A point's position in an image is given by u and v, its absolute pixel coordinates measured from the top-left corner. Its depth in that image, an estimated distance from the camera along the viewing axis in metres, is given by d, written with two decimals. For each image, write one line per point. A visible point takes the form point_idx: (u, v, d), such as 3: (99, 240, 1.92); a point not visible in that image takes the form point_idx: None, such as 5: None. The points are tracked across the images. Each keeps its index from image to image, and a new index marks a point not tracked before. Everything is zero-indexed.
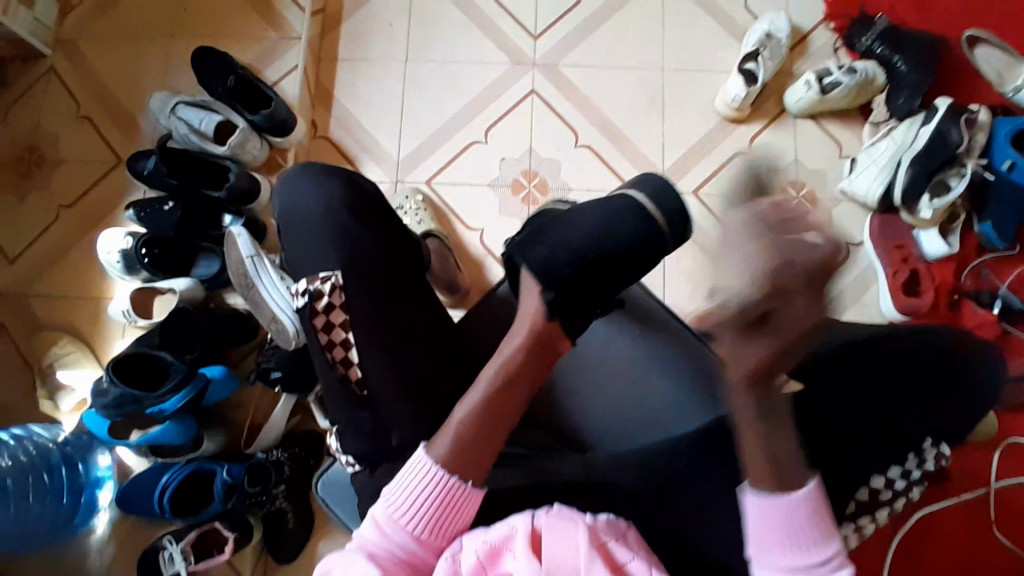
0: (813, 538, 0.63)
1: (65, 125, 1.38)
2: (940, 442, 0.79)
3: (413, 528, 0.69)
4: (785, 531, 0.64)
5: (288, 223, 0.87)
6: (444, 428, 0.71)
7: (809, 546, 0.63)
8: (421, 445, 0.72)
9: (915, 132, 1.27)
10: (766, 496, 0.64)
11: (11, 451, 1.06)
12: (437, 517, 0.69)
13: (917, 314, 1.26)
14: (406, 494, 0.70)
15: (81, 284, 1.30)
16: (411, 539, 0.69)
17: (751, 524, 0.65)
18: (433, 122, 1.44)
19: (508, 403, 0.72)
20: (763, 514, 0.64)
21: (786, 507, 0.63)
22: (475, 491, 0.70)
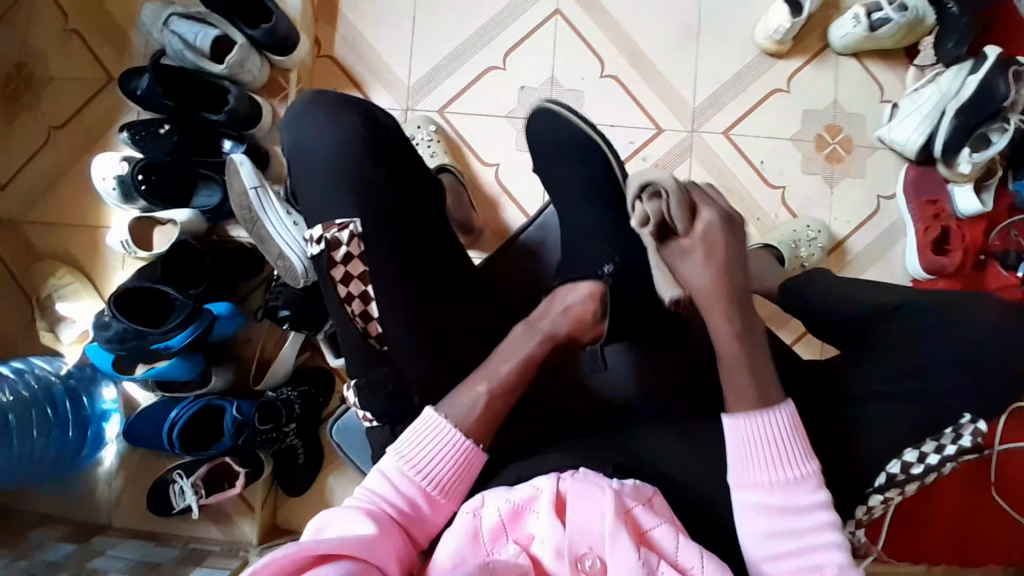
0: (792, 456, 0.68)
1: (49, 35, 1.26)
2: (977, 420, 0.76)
3: (424, 483, 0.68)
4: (767, 449, 0.68)
5: (303, 165, 0.79)
6: (464, 394, 0.72)
7: (791, 463, 0.68)
8: (433, 407, 0.72)
9: (962, 80, 1.17)
10: (746, 415, 0.69)
11: (12, 385, 1.04)
12: (448, 474, 0.69)
13: (943, 274, 1.22)
14: (420, 450, 0.70)
15: (77, 211, 1.23)
16: (419, 494, 0.68)
17: (731, 433, 0.69)
18: (448, 45, 1.33)
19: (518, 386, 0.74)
20: (735, 435, 0.69)
21: (764, 425, 0.69)
22: (482, 454, 0.72)
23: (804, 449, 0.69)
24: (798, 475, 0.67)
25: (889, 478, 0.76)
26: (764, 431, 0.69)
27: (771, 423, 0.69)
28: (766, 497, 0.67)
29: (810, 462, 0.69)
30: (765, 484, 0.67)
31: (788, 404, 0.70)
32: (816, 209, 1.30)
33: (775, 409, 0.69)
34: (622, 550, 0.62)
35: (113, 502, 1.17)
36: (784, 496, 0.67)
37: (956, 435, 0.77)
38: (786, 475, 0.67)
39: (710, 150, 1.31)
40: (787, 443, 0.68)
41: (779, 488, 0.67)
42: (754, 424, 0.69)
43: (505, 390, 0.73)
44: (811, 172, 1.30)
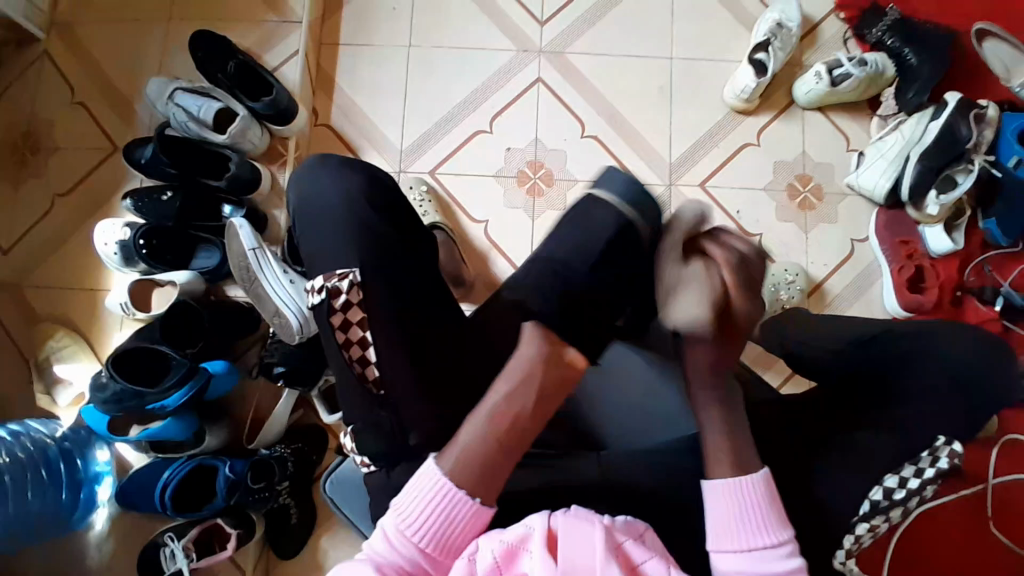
0: (766, 524, 0.68)
1: (58, 110, 1.34)
2: (953, 440, 0.77)
3: (421, 541, 0.68)
4: (742, 517, 0.68)
5: (307, 218, 0.84)
6: (453, 442, 0.69)
7: (767, 531, 0.68)
8: (431, 458, 0.70)
9: (924, 126, 1.26)
10: (725, 482, 0.70)
11: (8, 447, 1.04)
12: (447, 533, 0.68)
13: (921, 311, 1.27)
14: (415, 506, 0.68)
15: (77, 275, 1.26)
16: (419, 554, 0.68)
17: (713, 502, 0.70)
18: (439, 111, 1.41)
19: (515, 424, 0.68)
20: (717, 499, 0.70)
21: (743, 490, 0.69)
22: (486, 509, 0.68)
23: (780, 520, 0.69)
24: (775, 543, 0.67)
25: (872, 505, 0.74)
26: (744, 499, 0.69)
27: (747, 490, 0.69)
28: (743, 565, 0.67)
29: (785, 532, 0.68)
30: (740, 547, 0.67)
31: (763, 470, 0.70)
32: (794, 253, 1.35)
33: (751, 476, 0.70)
34: None
35: (101, 568, 1.14)
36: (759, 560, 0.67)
37: (933, 458, 0.76)
38: (762, 540, 0.67)
39: (689, 200, 1.37)
40: (761, 515, 0.68)
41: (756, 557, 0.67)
42: (733, 493, 0.70)
43: (500, 412, 0.68)
44: (786, 218, 1.36)
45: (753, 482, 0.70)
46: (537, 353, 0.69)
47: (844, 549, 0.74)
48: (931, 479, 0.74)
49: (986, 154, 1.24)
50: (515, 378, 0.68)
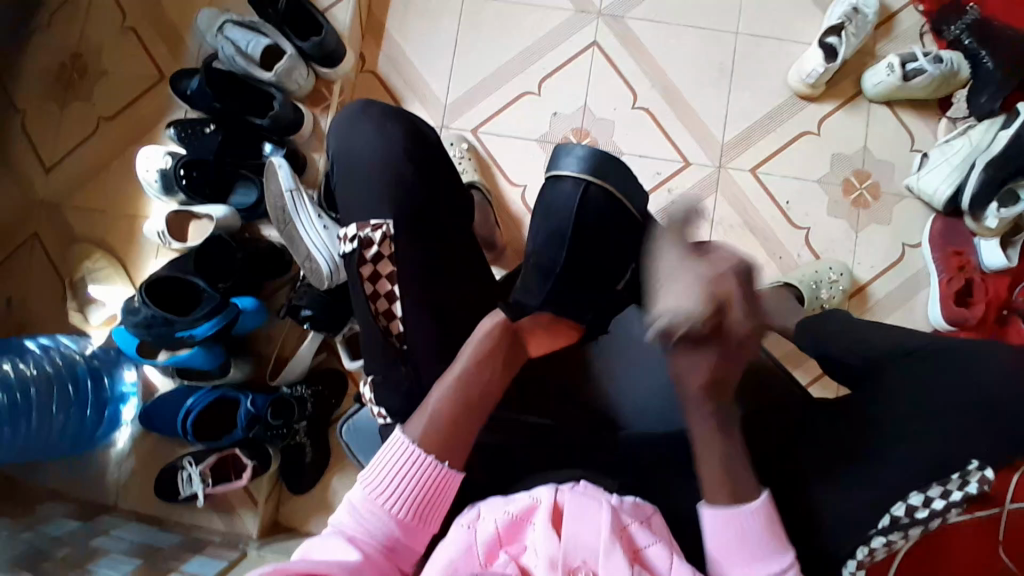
0: (768, 549, 0.66)
1: (108, 34, 1.34)
2: (986, 465, 0.71)
3: (394, 510, 0.67)
4: (740, 543, 0.66)
5: (344, 165, 0.83)
6: (421, 407, 0.71)
7: (765, 556, 0.66)
8: (396, 427, 0.72)
9: (992, 135, 1.18)
10: (724, 510, 0.67)
11: (36, 360, 1.08)
12: (419, 500, 0.68)
13: (964, 326, 1.21)
14: (386, 475, 0.68)
15: (118, 199, 1.28)
16: (392, 523, 0.67)
17: (711, 526, 0.68)
18: (488, 67, 1.37)
19: (481, 388, 0.73)
20: (714, 525, 0.67)
21: (740, 517, 0.67)
22: (455, 474, 0.70)
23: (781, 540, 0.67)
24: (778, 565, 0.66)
25: (892, 521, 0.72)
26: (741, 526, 0.67)
27: (745, 517, 0.67)
28: None
29: (785, 552, 0.66)
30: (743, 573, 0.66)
31: (764, 493, 0.67)
32: (840, 252, 1.30)
33: (748, 503, 0.67)
34: (615, 566, 0.62)
35: (121, 484, 1.19)
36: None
37: (962, 482, 0.71)
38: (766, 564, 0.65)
39: (737, 185, 1.32)
40: (757, 541, 0.66)
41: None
42: (728, 522, 0.67)
43: (464, 379, 0.72)
44: (836, 215, 1.31)
45: (750, 509, 0.67)
46: (495, 329, 0.75)
47: (856, 560, 0.73)
48: (959, 502, 0.70)
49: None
50: (481, 350, 0.74)
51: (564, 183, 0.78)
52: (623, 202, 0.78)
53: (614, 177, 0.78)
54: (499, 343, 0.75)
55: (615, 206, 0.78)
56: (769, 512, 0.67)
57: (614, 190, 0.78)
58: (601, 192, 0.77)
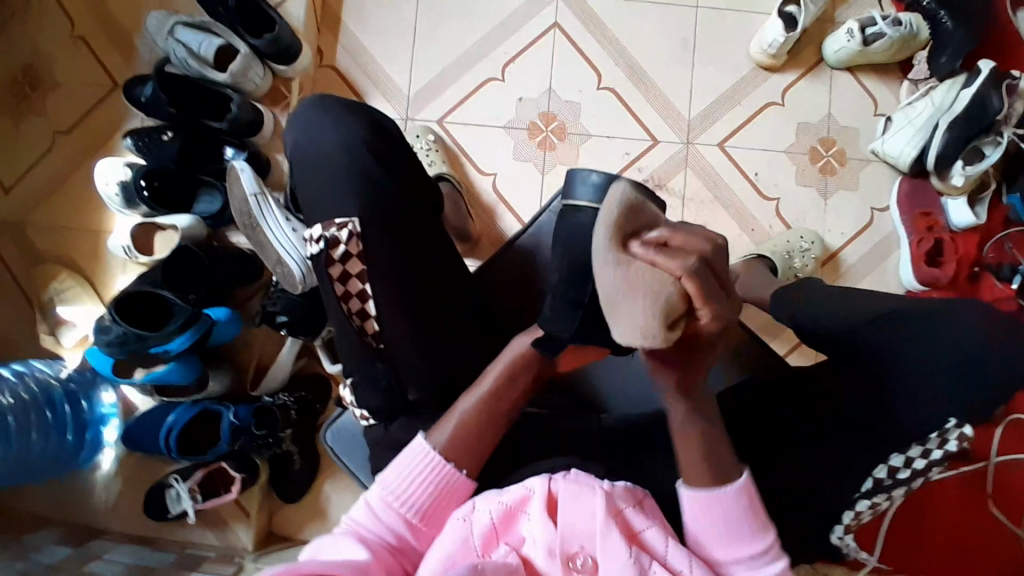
0: (744, 531, 0.66)
1: (54, 44, 1.28)
2: (965, 423, 0.75)
3: (405, 510, 0.68)
4: (720, 526, 0.66)
5: (304, 166, 0.80)
6: (449, 413, 0.72)
7: (743, 536, 0.66)
8: (421, 433, 0.73)
9: (955, 94, 1.18)
10: (705, 492, 0.67)
11: (11, 387, 1.03)
12: (430, 502, 0.69)
13: (936, 285, 1.22)
14: (401, 476, 0.70)
15: (79, 215, 1.24)
16: (401, 522, 0.68)
17: (691, 510, 0.67)
18: (450, 55, 1.35)
19: (502, 412, 0.72)
20: (695, 508, 0.67)
21: (719, 500, 0.66)
22: (469, 481, 0.71)
23: (757, 524, 0.67)
24: (753, 546, 0.66)
25: (875, 483, 0.75)
26: (720, 510, 0.67)
27: (723, 501, 0.67)
28: (723, 564, 0.67)
29: (762, 535, 0.67)
30: (722, 548, 0.66)
31: (741, 479, 0.67)
32: (811, 221, 1.31)
33: (728, 485, 0.67)
34: (614, 548, 0.62)
35: (107, 506, 1.17)
36: (741, 554, 0.66)
37: (942, 440, 0.75)
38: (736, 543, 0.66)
39: (708, 160, 1.33)
40: (735, 524, 0.66)
41: (733, 554, 0.66)
42: (708, 505, 0.67)
43: (494, 396, 0.72)
44: (805, 183, 1.32)
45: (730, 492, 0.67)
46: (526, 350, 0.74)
47: (843, 525, 0.77)
48: (939, 460, 0.75)
49: (1016, 126, 1.19)
50: (515, 364, 0.73)
51: (579, 213, 0.65)
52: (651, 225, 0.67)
53: (643, 202, 0.66)
54: (526, 366, 0.73)
55: None
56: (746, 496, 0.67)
57: None
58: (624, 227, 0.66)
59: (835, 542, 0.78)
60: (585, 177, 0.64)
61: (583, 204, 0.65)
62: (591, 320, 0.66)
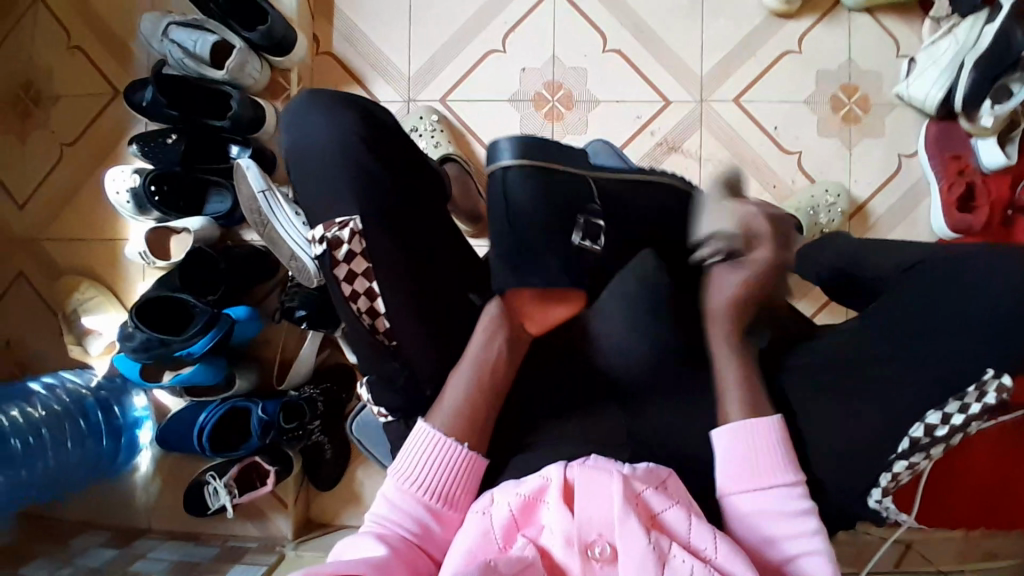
0: (779, 464, 0.70)
1: (53, 56, 1.28)
2: (1004, 372, 0.69)
3: (424, 495, 0.69)
4: (755, 456, 0.70)
5: (300, 165, 0.79)
6: (442, 394, 0.74)
7: (772, 471, 0.70)
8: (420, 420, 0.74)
9: (979, 31, 1.11)
10: (733, 425, 0.72)
11: (44, 401, 1.10)
12: (447, 485, 0.70)
13: (969, 232, 1.17)
14: (415, 465, 0.71)
15: (95, 226, 1.26)
16: (421, 509, 0.69)
17: (726, 447, 0.71)
18: (447, 31, 1.31)
19: (493, 379, 0.75)
20: (730, 446, 0.71)
21: (752, 437, 0.71)
22: (480, 459, 0.72)
23: (786, 461, 0.70)
24: (786, 479, 0.69)
25: (912, 443, 0.70)
26: (757, 442, 0.71)
27: (760, 434, 0.71)
28: (754, 506, 0.69)
29: (793, 472, 0.70)
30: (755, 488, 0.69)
31: (776, 416, 0.72)
32: (835, 173, 1.25)
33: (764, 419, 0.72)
34: (632, 534, 0.61)
35: (151, 505, 1.22)
36: (773, 499, 0.68)
37: (980, 393, 0.69)
38: (764, 481, 0.69)
39: (722, 119, 1.27)
40: (772, 453, 0.70)
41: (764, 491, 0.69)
42: (746, 436, 0.71)
43: (480, 362, 0.75)
44: (827, 134, 1.26)
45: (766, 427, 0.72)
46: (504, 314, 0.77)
47: (880, 488, 0.72)
48: (978, 415, 0.69)
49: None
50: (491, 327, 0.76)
51: (495, 169, 0.78)
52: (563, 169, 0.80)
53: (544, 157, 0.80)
54: (501, 327, 0.77)
55: (556, 176, 0.78)
56: (782, 430, 0.71)
57: (547, 163, 0.79)
58: (532, 169, 0.77)
59: (872, 507, 0.74)
60: (498, 147, 0.81)
61: (497, 165, 0.79)
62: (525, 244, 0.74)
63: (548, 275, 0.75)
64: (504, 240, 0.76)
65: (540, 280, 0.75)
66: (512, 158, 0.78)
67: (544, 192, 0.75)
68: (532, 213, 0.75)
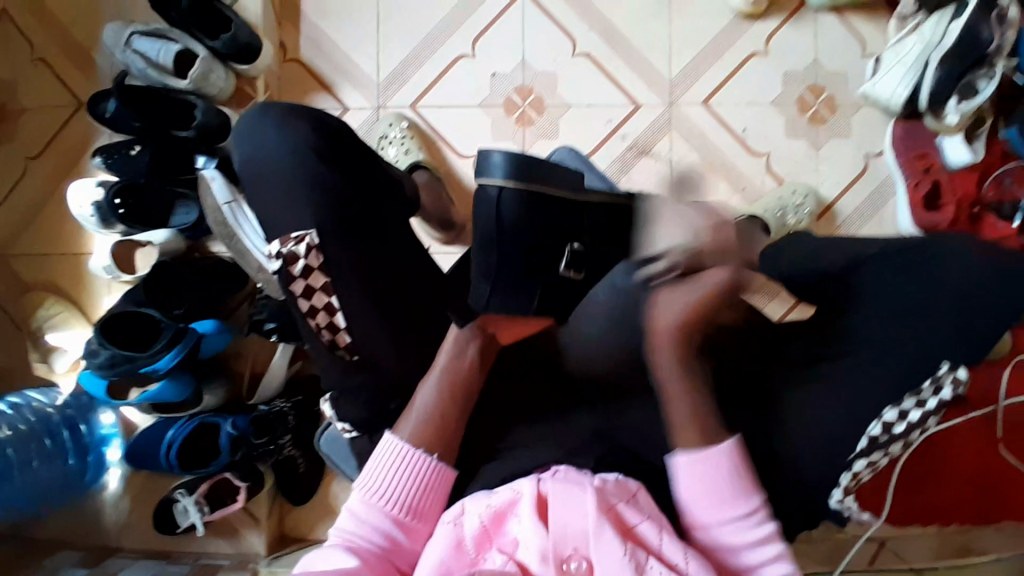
0: (738, 490, 0.67)
1: (14, 68, 1.26)
2: (960, 365, 0.69)
3: (394, 510, 0.68)
4: (711, 486, 0.67)
5: (256, 179, 0.78)
6: (409, 410, 0.72)
7: (738, 497, 0.66)
8: (387, 431, 0.72)
9: (944, 27, 1.11)
10: (693, 454, 0.67)
11: (9, 420, 1.06)
12: (417, 498, 0.69)
13: (936, 231, 1.18)
14: (385, 479, 0.69)
15: (58, 241, 1.24)
16: (388, 522, 0.67)
17: (685, 476, 0.67)
18: (415, 36, 1.30)
19: (466, 389, 0.73)
20: (691, 475, 0.67)
21: (712, 459, 0.67)
22: (449, 470, 0.71)
23: (747, 485, 0.67)
24: (745, 507, 0.66)
25: (871, 441, 0.69)
26: (713, 473, 0.67)
27: (715, 463, 0.67)
28: (722, 532, 0.66)
29: (754, 495, 0.67)
30: (726, 514, 0.66)
31: (733, 438, 0.68)
32: (804, 174, 1.26)
33: (722, 444, 0.68)
34: (608, 546, 0.60)
35: (121, 524, 1.19)
36: (737, 524, 0.66)
37: (936, 387, 0.69)
38: (732, 504, 0.66)
39: (692, 121, 1.27)
40: (732, 483, 0.67)
41: (732, 519, 0.66)
42: (702, 467, 0.67)
43: (451, 370, 0.73)
44: (796, 135, 1.26)
45: (721, 453, 0.67)
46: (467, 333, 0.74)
47: (840, 488, 0.70)
48: (934, 409, 0.69)
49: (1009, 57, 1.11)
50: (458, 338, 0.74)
51: (484, 188, 0.76)
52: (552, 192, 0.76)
53: (537, 178, 0.76)
54: (471, 336, 0.74)
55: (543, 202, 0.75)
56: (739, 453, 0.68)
57: (539, 188, 0.76)
58: (518, 191, 0.75)
59: (833, 507, 0.72)
60: (490, 159, 0.76)
61: (487, 182, 0.76)
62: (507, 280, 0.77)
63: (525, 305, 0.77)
64: (490, 263, 0.77)
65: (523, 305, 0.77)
66: (503, 175, 0.75)
67: (538, 219, 0.75)
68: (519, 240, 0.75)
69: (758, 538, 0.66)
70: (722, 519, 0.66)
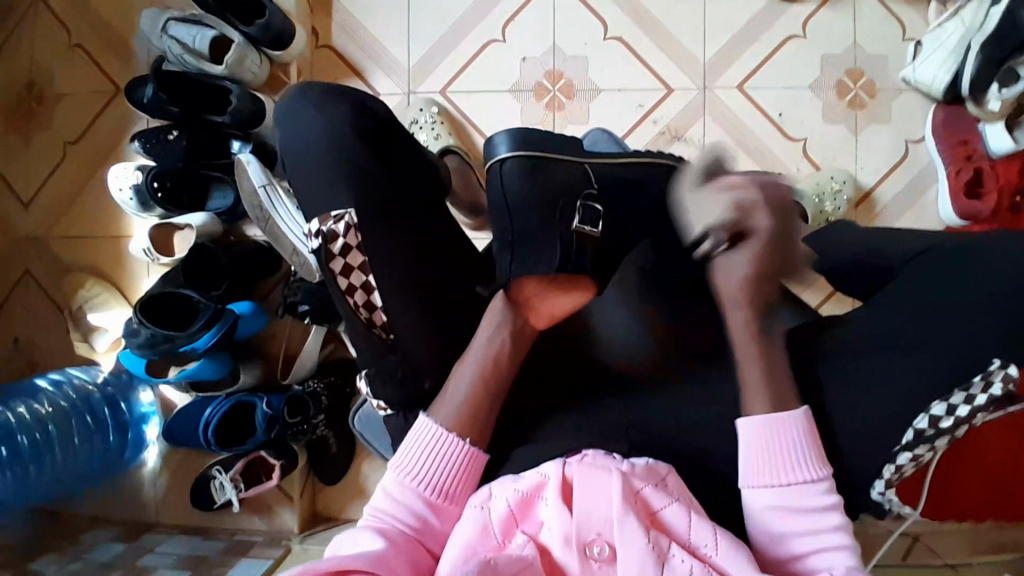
0: (808, 460, 0.65)
1: (55, 55, 1.29)
2: (1010, 363, 0.64)
3: (424, 489, 0.69)
4: (779, 454, 0.65)
5: (295, 161, 0.78)
6: (445, 390, 0.72)
7: (802, 466, 0.65)
8: (423, 413, 0.73)
9: (986, 12, 1.08)
10: (767, 420, 0.66)
11: (50, 397, 1.11)
12: (448, 479, 0.69)
13: (977, 220, 1.14)
14: (416, 459, 0.70)
15: (98, 225, 1.27)
16: (420, 503, 0.68)
17: (753, 440, 0.66)
18: (446, 21, 1.30)
19: (499, 375, 0.72)
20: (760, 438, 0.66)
21: (784, 429, 0.66)
22: (480, 453, 0.71)
23: (816, 456, 0.66)
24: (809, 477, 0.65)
25: (917, 434, 0.65)
26: (782, 438, 0.66)
27: (785, 429, 0.66)
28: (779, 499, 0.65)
29: (822, 467, 0.66)
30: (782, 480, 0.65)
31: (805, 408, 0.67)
32: (840, 160, 1.24)
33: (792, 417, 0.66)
34: (631, 534, 0.59)
35: (158, 500, 1.23)
36: (797, 495, 0.65)
37: (985, 384, 0.64)
38: (789, 476, 0.65)
39: (725, 106, 1.25)
40: (798, 453, 0.65)
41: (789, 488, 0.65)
42: (773, 431, 0.66)
43: (490, 359, 0.72)
44: (833, 120, 1.24)
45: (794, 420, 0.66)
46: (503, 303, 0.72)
47: (883, 480, 0.68)
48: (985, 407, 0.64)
49: None
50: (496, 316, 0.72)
51: (492, 163, 0.75)
52: (563, 161, 0.76)
53: (543, 151, 0.76)
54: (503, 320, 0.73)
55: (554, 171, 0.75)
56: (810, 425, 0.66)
57: (547, 158, 0.75)
58: (528, 163, 0.74)
59: (876, 499, 0.69)
60: (493, 141, 0.76)
61: (496, 163, 0.75)
62: (524, 243, 0.72)
63: (551, 264, 0.71)
64: (505, 231, 0.74)
65: (545, 267, 0.71)
66: (511, 150, 0.75)
67: (544, 184, 0.73)
68: (530, 206, 0.72)
69: (799, 527, 0.64)
70: (774, 489, 0.65)
